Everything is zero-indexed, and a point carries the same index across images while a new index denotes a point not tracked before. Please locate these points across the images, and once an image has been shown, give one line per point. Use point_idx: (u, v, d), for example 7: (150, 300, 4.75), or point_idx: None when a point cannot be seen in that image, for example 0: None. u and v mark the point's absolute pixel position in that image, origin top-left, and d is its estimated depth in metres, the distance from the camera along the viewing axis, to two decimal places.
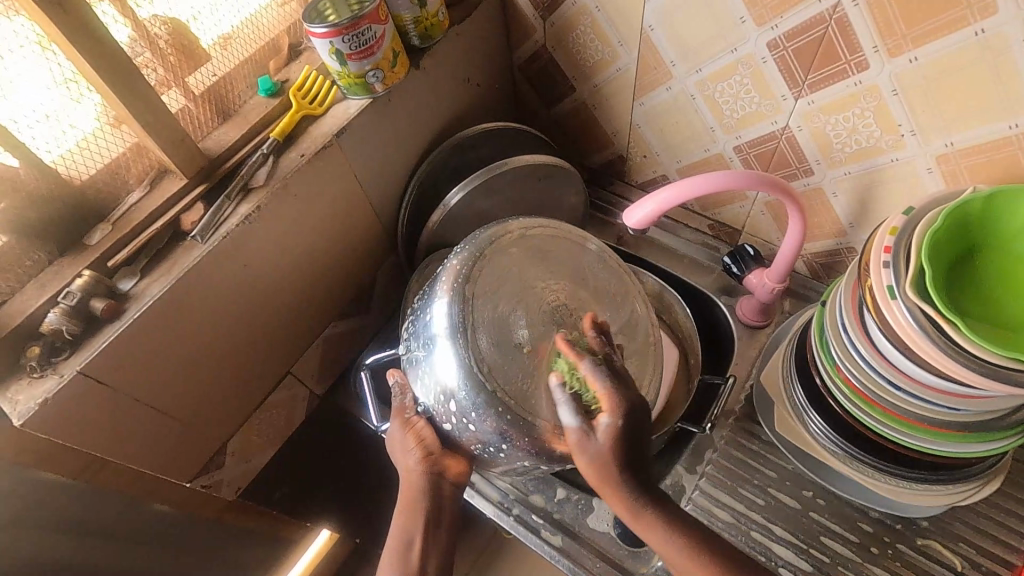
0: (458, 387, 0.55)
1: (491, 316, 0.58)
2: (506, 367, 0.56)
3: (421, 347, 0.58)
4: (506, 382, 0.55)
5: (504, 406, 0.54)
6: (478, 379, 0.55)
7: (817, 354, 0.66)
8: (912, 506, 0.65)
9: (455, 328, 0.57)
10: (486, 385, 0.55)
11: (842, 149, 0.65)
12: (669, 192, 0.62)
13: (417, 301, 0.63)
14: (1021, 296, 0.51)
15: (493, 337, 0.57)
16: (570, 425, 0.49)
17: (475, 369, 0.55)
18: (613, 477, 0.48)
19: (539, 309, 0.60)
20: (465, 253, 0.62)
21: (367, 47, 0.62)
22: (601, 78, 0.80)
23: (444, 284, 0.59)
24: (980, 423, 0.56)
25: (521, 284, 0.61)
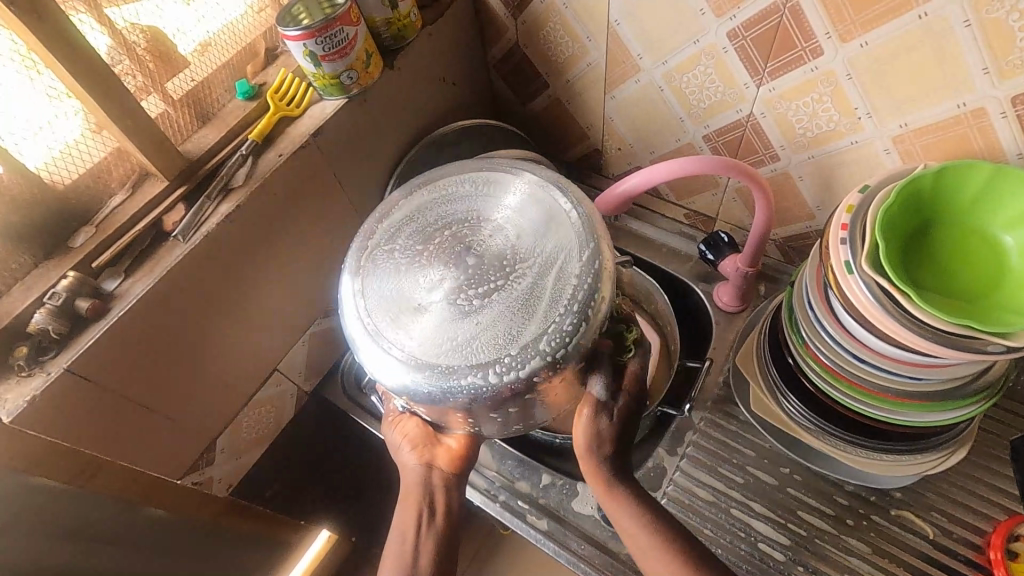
0: (384, 381, 0.52)
1: (390, 294, 0.54)
2: (409, 327, 0.52)
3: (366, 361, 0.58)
4: (415, 340, 0.51)
5: (433, 380, 0.50)
6: (385, 354, 0.52)
7: (788, 334, 0.68)
8: (884, 477, 0.67)
9: (355, 315, 0.54)
10: (392, 365, 0.51)
11: (804, 133, 0.68)
12: (636, 177, 0.66)
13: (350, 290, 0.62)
14: (974, 268, 0.54)
15: (396, 314, 0.53)
16: (597, 393, 0.56)
17: (379, 343, 0.52)
18: (596, 477, 0.60)
19: (453, 252, 0.53)
20: (365, 230, 0.58)
21: (339, 48, 0.64)
22: (573, 73, 0.82)
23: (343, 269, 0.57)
24: (943, 391, 0.58)
25: (426, 238, 0.55)
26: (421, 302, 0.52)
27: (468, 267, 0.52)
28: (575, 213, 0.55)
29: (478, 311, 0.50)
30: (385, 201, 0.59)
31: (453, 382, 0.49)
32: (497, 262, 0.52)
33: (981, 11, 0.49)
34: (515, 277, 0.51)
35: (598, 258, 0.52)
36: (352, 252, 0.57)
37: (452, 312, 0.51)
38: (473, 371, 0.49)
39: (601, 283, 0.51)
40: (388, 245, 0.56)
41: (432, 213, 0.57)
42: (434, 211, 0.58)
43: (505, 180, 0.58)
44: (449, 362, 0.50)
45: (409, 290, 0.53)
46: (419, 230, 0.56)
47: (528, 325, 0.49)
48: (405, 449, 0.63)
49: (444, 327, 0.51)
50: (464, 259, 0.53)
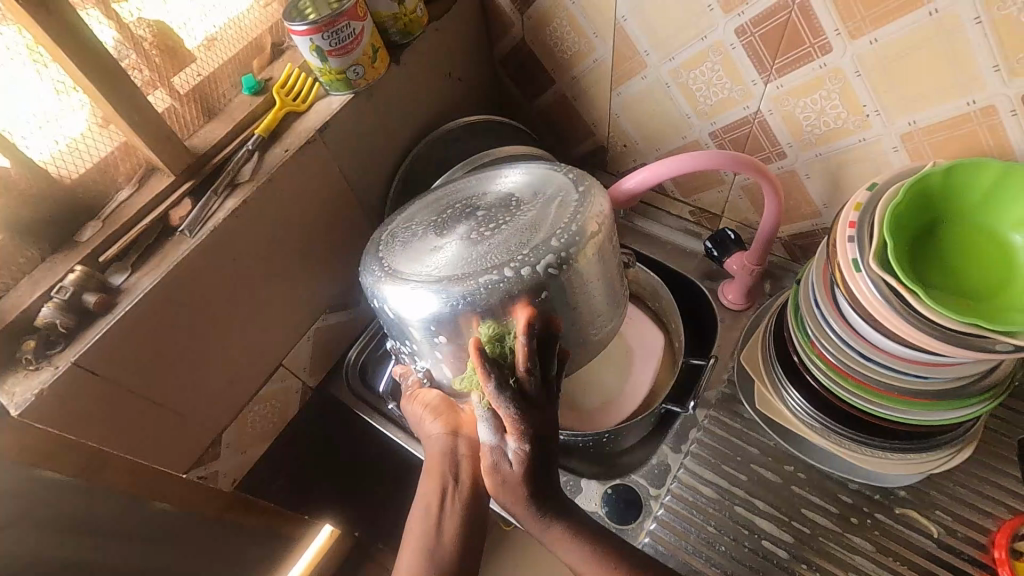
0: (409, 317, 0.55)
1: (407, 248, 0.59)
2: (426, 263, 0.56)
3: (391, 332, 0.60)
4: (433, 266, 0.55)
5: (454, 287, 0.52)
6: (405, 290, 0.55)
7: (793, 332, 0.67)
8: (889, 476, 0.67)
9: (378, 278, 0.58)
10: (411, 290, 0.55)
11: (811, 131, 0.67)
12: (645, 172, 0.66)
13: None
14: (982, 267, 0.53)
15: (414, 257, 0.57)
16: (486, 440, 0.52)
17: (400, 280, 0.56)
18: (518, 500, 0.53)
19: (465, 209, 0.60)
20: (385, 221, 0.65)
21: (346, 43, 0.64)
22: (579, 70, 0.81)
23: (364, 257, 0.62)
24: (950, 390, 0.58)
25: (439, 209, 0.62)
26: (437, 243, 0.57)
27: (477, 215, 0.58)
28: (563, 166, 0.63)
29: (491, 237, 0.55)
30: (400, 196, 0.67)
31: (471, 285, 0.52)
32: (503, 207, 0.59)
33: (992, 9, 0.49)
34: (520, 213, 0.57)
35: (588, 187, 0.58)
36: (372, 243, 0.63)
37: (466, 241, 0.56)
38: (490, 272, 0.52)
39: (594, 198, 0.57)
40: (407, 223, 0.62)
41: (445, 191, 0.65)
42: (444, 194, 0.64)
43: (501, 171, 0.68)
44: (465, 271, 0.53)
45: (424, 240, 0.58)
46: (433, 206, 0.63)
47: (536, 237, 0.54)
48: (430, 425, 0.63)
49: (460, 253, 0.55)
50: (473, 212, 0.59)
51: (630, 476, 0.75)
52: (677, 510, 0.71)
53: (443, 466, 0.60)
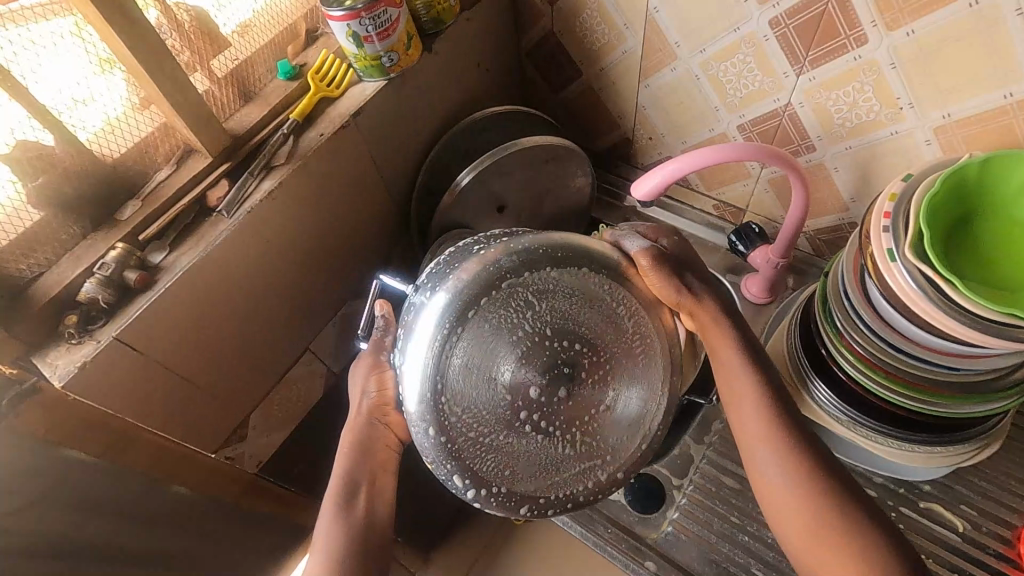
0: (412, 388, 0.51)
1: (481, 344, 0.51)
2: (473, 397, 0.51)
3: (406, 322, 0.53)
4: (459, 405, 0.51)
5: (442, 451, 0.52)
6: (431, 397, 0.51)
7: (821, 324, 0.67)
8: (915, 470, 0.67)
9: (438, 329, 0.50)
10: (426, 401, 0.51)
11: (842, 123, 0.67)
12: (675, 164, 0.64)
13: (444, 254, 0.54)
14: (1019, 260, 0.53)
15: (470, 365, 0.51)
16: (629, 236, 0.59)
17: (435, 367, 0.50)
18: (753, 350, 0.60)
19: (555, 367, 0.51)
20: (517, 254, 0.51)
21: (383, 29, 0.64)
22: (608, 61, 0.82)
23: (460, 279, 0.50)
24: (979, 384, 0.58)
25: (542, 329, 0.51)
26: (496, 381, 0.51)
27: (558, 392, 0.52)
28: (654, 425, 0.58)
29: (524, 438, 0.53)
30: (540, 249, 0.51)
31: (443, 461, 0.52)
32: (576, 415, 0.53)
33: None
34: (574, 425, 0.54)
35: (615, 482, 0.58)
36: (483, 270, 0.50)
37: (497, 422, 0.52)
38: (468, 479, 0.53)
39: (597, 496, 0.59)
40: (527, 299, 0.51)
41: (568, 307, 0.52)
42: (578, 307, 0.53)
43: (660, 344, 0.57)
44: (460, 458, 0.52)
45: (498, 368, 0.51)
46: (547, 308, 0.52)
47: (531, 480, 0.55)
48: (370, 398, 0.63)
49: (488, 417, 0.52)
50: (564, 382, 0.52)
51: (653, 466, 0.75)
52: (700, 500, 0.72)
53: (368, 444, 0.62)
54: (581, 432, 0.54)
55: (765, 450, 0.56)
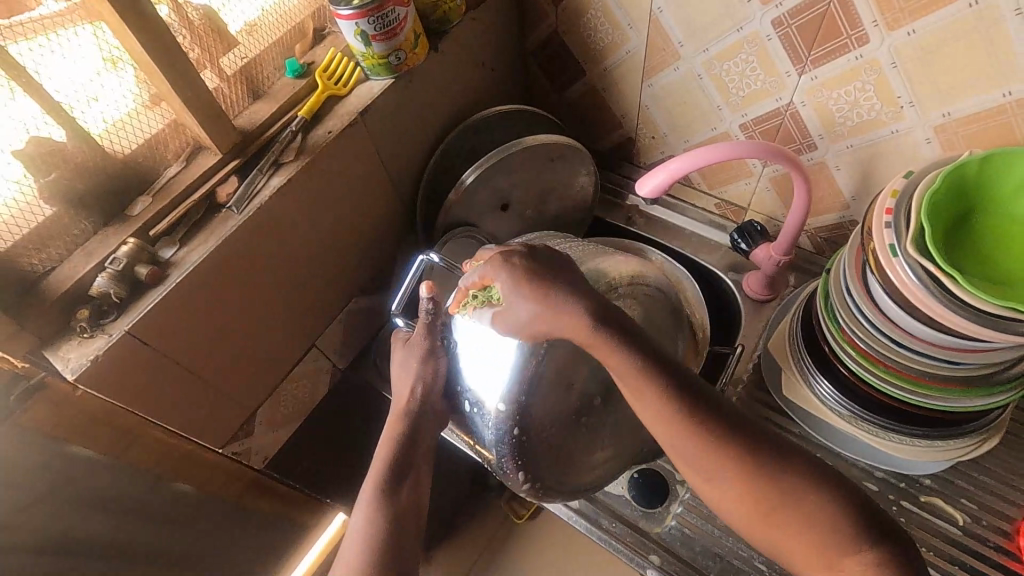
0: (497, 398, 0.57)
1: (556, 368, 0.59)
2: (546, 410, 0.60)
3: (484, 333, 0.57)
4: (528, 414, 0.58)
5: (516, 452, 0.59)
6: (518, 422, 0.58)
7: (823, 321, 0.68)
8: (915, 464, 0.68)
9: (524, 357, 0.56)
10: (511, 411, 0.57)
11: (843, 122, 0.68)
12: (678, 163, 0.65)
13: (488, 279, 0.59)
14: (1019, 255, 0.54)
15: (552, 387, 0.59)
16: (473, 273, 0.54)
17: (518, 387, 0.56)
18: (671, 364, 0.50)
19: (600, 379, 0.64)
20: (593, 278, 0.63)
21: (391, 28, 0.65)
22: (611, 61, 0.83)
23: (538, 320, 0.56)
24: (980, 376, 0.59)
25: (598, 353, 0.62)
26: (561, 390, 0.60)
27: (599, 402, 0.65)
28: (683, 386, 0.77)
29: (569, 440, 0.63)
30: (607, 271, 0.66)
31: (507, 461, 0.59)
32: (607, 420, 0.66)
33: None
34: (608, 417, 0.65)
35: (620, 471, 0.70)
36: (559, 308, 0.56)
37: (557, 425, 0.61)
38: (529, 483, 0.61)
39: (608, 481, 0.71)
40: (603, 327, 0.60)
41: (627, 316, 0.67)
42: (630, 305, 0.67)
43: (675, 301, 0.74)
44: (526, 459, 0.60)
45: (572, 379, 0.61)
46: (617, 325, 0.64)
47: (566, 476, 0.64)
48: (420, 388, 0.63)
49: (547, 422, 0.60)
50: (604, 395, 0.65)
51: (656, 461, 0.76)
52: (703, 495, 0.73)
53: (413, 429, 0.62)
54: (606, 425, 0.66)
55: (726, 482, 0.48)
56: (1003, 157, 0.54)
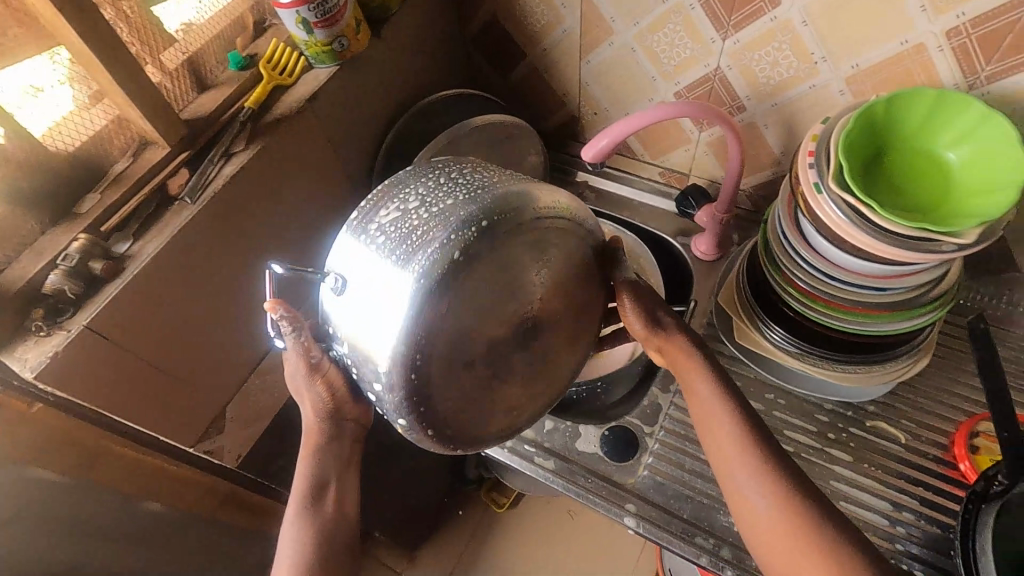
0: (386, 366, 0.50)
1: (453, 319, 0.50)
2: (445, 366, 0.52)
3: (363, 297, 0.50)
4: (431, 370, 0.51)
5: (422, 415, 0.53)
6: (413, 367, 0.50)
7: (764, 266, 0.73)
8: (858, 391, 0.74)
9: (411, 317, 0.48)
10: (412, 375, 0.50)
11: (767, 82, 0.74)
12: (620, 126, 0.69)
13: (362, 237, 0.51)
14: (928, 184, 0.60)
15: (449, 335, 0.51)
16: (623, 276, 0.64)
17: (410, 348, 0.49)
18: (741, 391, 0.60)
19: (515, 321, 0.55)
20: (473, 206, 0.49)
21: (332, 15, 0.66)
22: (549, 42, 0.86)
23: (422, 260, 0.48)
24: (907, 300, 0.65)
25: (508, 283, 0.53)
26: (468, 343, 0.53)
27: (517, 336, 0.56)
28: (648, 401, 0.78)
29: (484, 379, 0.56)
30: (502, 198, 0.49)
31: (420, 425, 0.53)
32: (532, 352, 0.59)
33: None
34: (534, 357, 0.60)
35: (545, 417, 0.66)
36: (442, 241, 0.48)
37: (472, 377, 0.55)
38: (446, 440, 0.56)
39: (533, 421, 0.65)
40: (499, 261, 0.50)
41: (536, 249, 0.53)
42: (539, 262, 0.54)
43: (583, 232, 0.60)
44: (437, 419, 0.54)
45: (472, 340, 0.53)
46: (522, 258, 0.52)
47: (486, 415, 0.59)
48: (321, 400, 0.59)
49: (455, 374, 0.53)
50: (522, 323, 0.56)
51: (625, 418, 0.79)
52: (671, 443, 0.76)
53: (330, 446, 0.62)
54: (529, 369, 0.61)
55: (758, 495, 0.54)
56: (907, 98, 0.60)
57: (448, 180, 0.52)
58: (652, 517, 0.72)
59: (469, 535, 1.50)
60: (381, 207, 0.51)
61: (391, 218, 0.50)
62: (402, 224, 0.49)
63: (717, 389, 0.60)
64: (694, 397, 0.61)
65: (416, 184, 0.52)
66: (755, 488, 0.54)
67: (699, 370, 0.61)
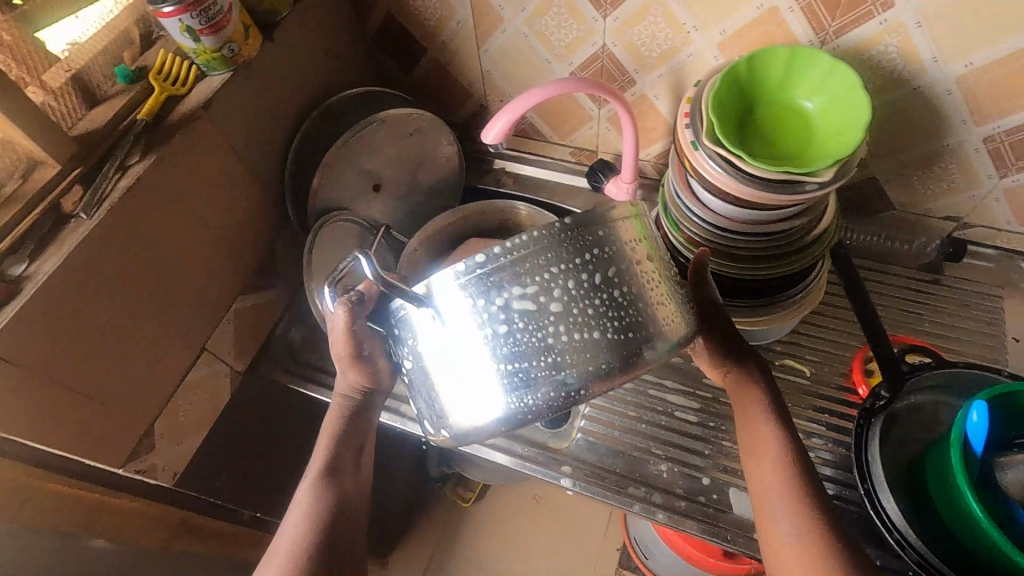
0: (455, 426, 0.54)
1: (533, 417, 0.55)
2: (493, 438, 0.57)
3: (465, 350, 0.51)
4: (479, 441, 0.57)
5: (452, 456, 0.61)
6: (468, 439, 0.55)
7: (667, 228, 0.78)
8: (764, 334, 0.79)
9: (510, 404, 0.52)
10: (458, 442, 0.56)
11: (649, 54, 0.78)
12: (515, 106, 0.70)
13: (475, 300, 0.49)
14: (793, 134, 0.65)
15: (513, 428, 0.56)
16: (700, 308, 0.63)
17: (486, 423, 0.53)
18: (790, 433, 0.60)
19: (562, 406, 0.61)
20: (613, 341, 0.51)
21: (217, 21, 0.67)
22: (446, 35, 0.89)
23: (549, 369, 0.51)
24: (792, 242, 0.70)
25: None
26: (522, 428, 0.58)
27: None
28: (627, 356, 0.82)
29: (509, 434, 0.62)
30: (639, 352, 0.52)
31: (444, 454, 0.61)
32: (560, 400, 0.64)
33: None
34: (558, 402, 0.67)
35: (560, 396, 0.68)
36: (563, 368, 0.50)
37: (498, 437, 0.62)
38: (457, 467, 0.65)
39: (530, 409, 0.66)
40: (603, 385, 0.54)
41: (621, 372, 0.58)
42: None
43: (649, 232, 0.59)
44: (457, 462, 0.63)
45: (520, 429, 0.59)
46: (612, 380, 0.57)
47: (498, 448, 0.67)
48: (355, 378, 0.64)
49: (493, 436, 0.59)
50: None
51: None
52: (601, 405, 0.80)
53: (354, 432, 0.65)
54: None
55: (788, 534, 0.54)
56: (765, 57, 0.65)
57: (596, 268, 0.50)
58: (586, 475, 0.75)
59: (438, 533, 1.50)
60: (510, 274, 0.48)
61: (525, 305, 0.49)
62: (533, 319, 0.49)
63: (775, 428, 0.60)
64: (752, 432, 0.61)
65: (571, 269, 0.49)
66: (783, 520, 0.55)
67: (764, 408, 0.61)
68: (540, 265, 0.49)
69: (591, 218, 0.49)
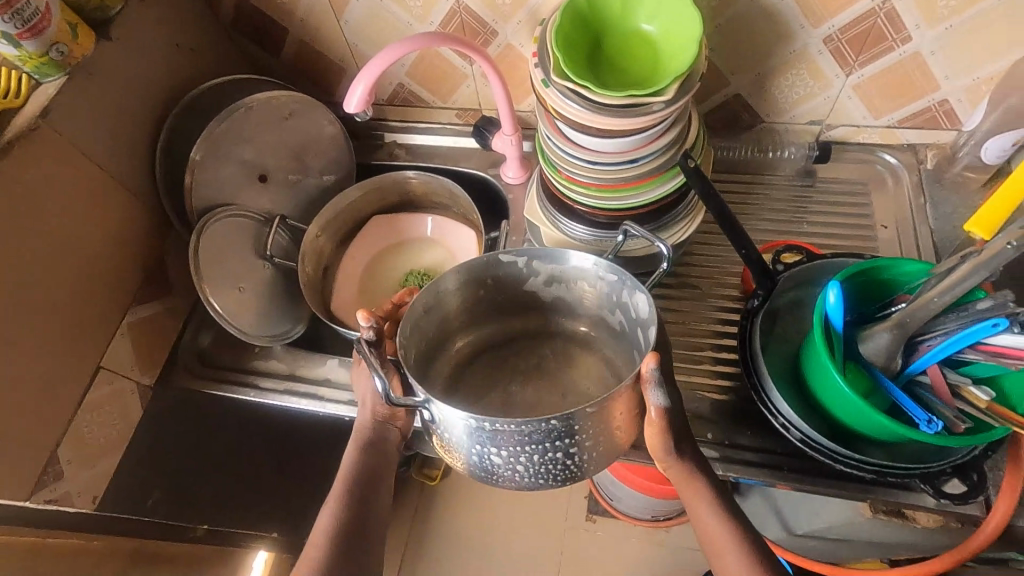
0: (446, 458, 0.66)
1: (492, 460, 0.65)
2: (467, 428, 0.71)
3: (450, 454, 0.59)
4: None
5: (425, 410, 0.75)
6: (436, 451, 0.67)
7: (547, 171, 0.79)
8: (658, 257, 0.83)
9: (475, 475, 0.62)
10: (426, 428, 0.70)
11: (503, 1, 0.79)
12: (369, 70, 0.70)
13: (457, 435, 0.56)
14: (639, 58, 0.67)
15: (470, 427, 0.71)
16: (655, 402, 0.56)
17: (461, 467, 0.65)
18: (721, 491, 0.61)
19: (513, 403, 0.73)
20: (563, 474, 0.58)
21: (35, 23, 0.63)
22: (302, 11, 0.87)
23: (506, 480, 0.59)
24: (659, 165, 0.73)
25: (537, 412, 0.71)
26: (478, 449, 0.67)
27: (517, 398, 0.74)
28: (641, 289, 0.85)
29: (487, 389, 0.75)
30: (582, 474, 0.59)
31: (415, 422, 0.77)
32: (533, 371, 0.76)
33: None
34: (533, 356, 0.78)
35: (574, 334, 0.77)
36: (517, 482, 0.58)
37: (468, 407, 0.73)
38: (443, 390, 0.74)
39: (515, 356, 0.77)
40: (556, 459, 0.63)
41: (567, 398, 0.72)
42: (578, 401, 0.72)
43: (647, 305, 0.64)
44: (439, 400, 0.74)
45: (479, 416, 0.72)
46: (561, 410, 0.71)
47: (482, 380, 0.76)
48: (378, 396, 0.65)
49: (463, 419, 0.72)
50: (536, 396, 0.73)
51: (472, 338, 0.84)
52: None
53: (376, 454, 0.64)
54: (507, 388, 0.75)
55: None
56: None
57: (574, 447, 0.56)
58: None
59: (411, 516, 1.51)
60: (511, 437, 0.54)
61: (501, 457, 0.56)
62: (505, 463, 0.56)
63: (724, 521, 0.60)
64: (697, 518, 0.61)
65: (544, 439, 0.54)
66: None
67: (707, 500, 0.60)
68: (535, 437, 0.53)
69: (585, 416, 0.54)
